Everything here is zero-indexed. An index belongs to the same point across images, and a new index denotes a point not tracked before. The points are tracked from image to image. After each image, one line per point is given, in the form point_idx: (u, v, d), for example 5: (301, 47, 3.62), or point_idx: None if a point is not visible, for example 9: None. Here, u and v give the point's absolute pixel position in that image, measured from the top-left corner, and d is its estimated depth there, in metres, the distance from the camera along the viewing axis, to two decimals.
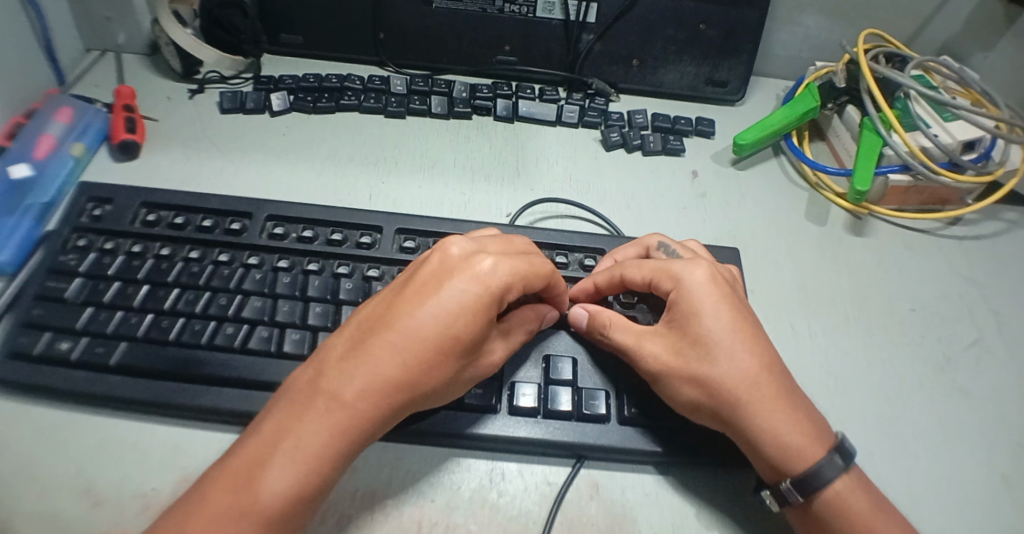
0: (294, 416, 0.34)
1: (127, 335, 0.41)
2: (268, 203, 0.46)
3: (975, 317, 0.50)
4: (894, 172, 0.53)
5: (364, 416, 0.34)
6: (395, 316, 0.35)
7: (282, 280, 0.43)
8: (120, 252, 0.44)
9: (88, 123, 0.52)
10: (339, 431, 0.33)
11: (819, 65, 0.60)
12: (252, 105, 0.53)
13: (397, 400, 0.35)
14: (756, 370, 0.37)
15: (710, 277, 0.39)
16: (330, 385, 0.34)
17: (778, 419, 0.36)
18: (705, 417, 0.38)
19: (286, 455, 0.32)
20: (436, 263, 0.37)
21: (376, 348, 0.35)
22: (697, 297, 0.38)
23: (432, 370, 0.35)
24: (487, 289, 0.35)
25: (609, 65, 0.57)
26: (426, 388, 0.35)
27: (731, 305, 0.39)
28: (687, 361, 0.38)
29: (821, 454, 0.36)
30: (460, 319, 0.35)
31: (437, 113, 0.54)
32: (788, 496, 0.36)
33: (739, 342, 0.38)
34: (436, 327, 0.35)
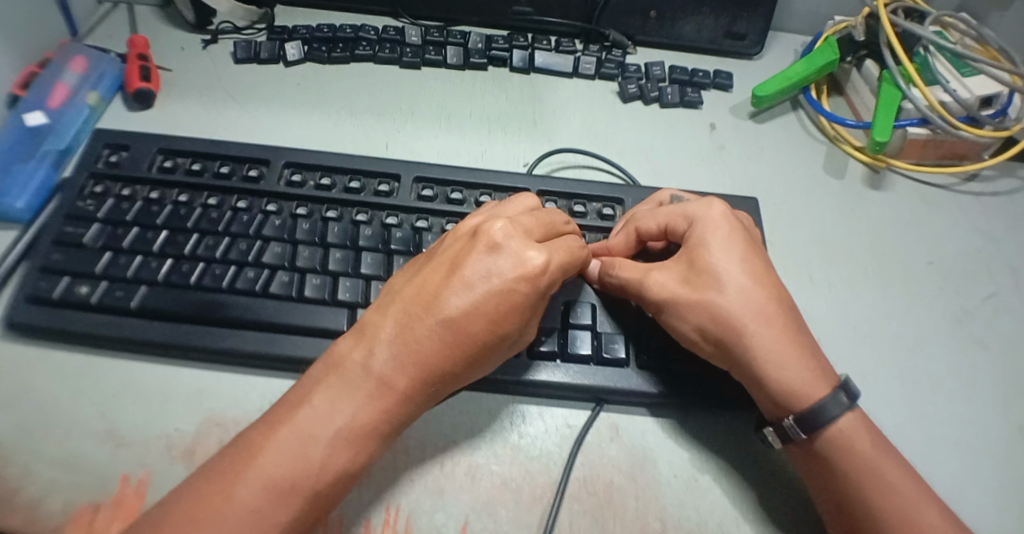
0: (342, 397, 0.33)
1: (148, 280, 0.41)
2: (285, 150, 0.46)
3: (989, 273, 0.50)
4: (913, 125, 0.53)
5: (410, 400, 0.34)
6: (441, 298, 0.35)
7: (301, 226, 0.43)
8: (138, 199, 0.44)
9: (103, 71, 0.52)
10: (387, 414, 0.34)
11: (838, 19, 0.59)
12: (266, 55, 0.52)
13: (443, 386, 0.35)
14: (761, 300, 0.38)
15: (721, 215, 0.40)
16: (376, 368, 0.34)
17: (784, 355, 0.37)
18: (711, 349, 0.38)
19: (336, 435, 0.32)
20: (486, 251, 0.36)
21: (422, 334, 0.34)
22: (710, 232, 0.40)
23: (479, 358, 0.35)
24: (536, 285, 0.35)
25: (627, 16, 0.55)
26: (469, 375, 0.36)
27: (742, 242, 0.40)
28: (692, 289, 0.38)
29: (824, 393, 0.36)
30: (510, 315, 0.35)
31: (453, 64, 0.54)
32: (789, 432, 0.36)
33: (745, 277, 0.38)
34: (484, 318, 0.34)
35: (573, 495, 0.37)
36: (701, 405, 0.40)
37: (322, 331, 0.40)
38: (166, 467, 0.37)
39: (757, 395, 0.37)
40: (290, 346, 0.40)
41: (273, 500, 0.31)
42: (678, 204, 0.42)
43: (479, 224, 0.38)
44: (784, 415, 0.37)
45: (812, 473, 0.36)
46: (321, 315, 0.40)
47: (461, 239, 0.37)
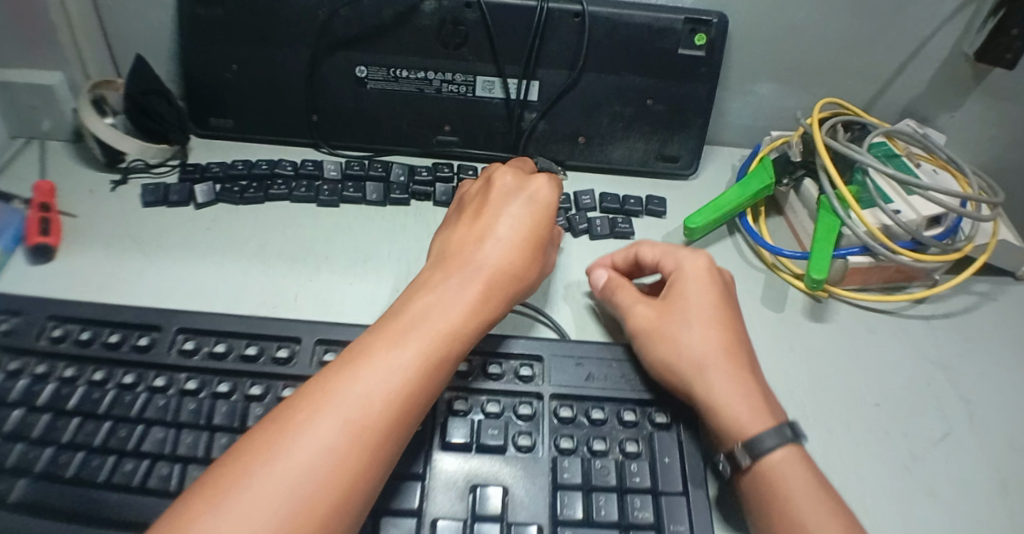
0: (366, 352, 0.33)
1: (26, 471, 0.37)
2: (180, 314, 0.43)
3: (944, 408, 0.47)
4: (853, 254, 0.50)
5: (454, 317, 0.36)
6: (463, 256, 0.40)
7: (187, 406, 0.39)
8: (25, 373, 0.41)
9: (7, 223, 0.49)
10: (436, 328, 0.35)
11: (774, 135, 0.58)
12: (176, 197, 0.50)
13: (504, 283, 0.39)
14: (720, 329, 0.41)
15: (703, 268, 0.44)
16: (412, 308, 0.36)
17: (735, 386, 0.39)
18: (672, 376, 0.40)
19: (368, 386, 0.31)
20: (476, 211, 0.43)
21: (449, 278, 0.38)
22: (688, 278, 0.44)
23: (507, 269, 0.39)
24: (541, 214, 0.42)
25: (554, 143, 0.55)
26: (506, 291, 0.39)
27: (718, 297, 0.43)
28: (665, 323, 0.42)
29: (767, 426, 0.37)
30: (523, 234, 0.41)
31: (372, 200, 0.52)
32: (734, 457, 0.37)
33: (716, 319, 0.42)
34: (505, 249, 0.40)
35: None
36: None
37: None
38: None
39: (708, 415, 0.39)
40: None
41: (326, 467, 0.28)
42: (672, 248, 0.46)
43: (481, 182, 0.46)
44: (731, 445, 0.38)
45: (753, 503, 0.36)
46: None
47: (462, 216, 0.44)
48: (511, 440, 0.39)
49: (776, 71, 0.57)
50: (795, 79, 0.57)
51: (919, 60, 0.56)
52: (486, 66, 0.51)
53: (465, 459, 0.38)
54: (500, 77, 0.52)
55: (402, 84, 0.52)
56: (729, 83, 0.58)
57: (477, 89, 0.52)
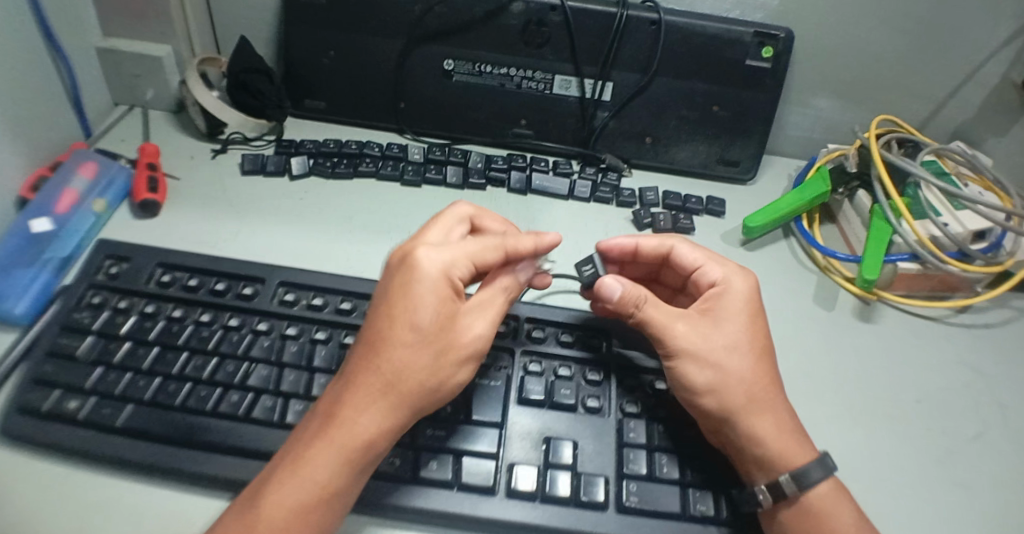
0: (309, 442, 0.33)
1: (134, 398, 0.41)
2: (281, 269, 0.47)
3: (980, 411, 0.49)
4: (903, 260, 0.53)
5: (355, 420, 0.33)
6: (378, 335, 0.34)
7: (289, 348, 0.43)
8: (134, 311, 0.45)
9: (112, 178, 0.54)
10: (335, 440, 0.33)
11: (831, 148, 0.62)
12: (272, 168, 0.55)
13: (405, 372, 0.33)
14: (756, 358, 0.41)
15: (749, 291, 0.43)
16: (329, 404, 0.35)
17: (774, 424, 0.39)
18: (713, 397, 0.39)
19: (302, 481, 0.32)
20: (392, 272, 0.36)
21: (363, 367, 0.34)
22: (738, 299, 0.42)
23: (411, 354, 0.33)
24: (431, 280, 0.34)
25: (622, 141, 0.59)
26: (412, 376, 0.33)
27: (757, 319, 0.42)
28: (708, 339, 0.40)
29: (809, 460, 0.38)
30: (420, 303, 0.34)
31: (452, 183, 0.56)
32: (779, 485, 0.37)
33: (757, 348, 0.41)
34: (414, 328, 0.34)
35: None
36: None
37: None
38: None
39: (740, 439, 0.39)
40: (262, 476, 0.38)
41: None
42: (713, 260, 0.45)
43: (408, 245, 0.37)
44: (774, 473, 0.38)
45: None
46: None
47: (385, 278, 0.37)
48: (581, 400, 0.43)
49: (833, 88, 0.61)
50: (850, 97, 0.62)
51: (971, 85, 0.60)
52: (565, 66, 0.55)
53: (540, 414, 0.42)
54: (577, 76, 0.56)
55: (485, 78, 0.57)
56: (788, 96, 0.62)
57: (554, 87, 0.57)
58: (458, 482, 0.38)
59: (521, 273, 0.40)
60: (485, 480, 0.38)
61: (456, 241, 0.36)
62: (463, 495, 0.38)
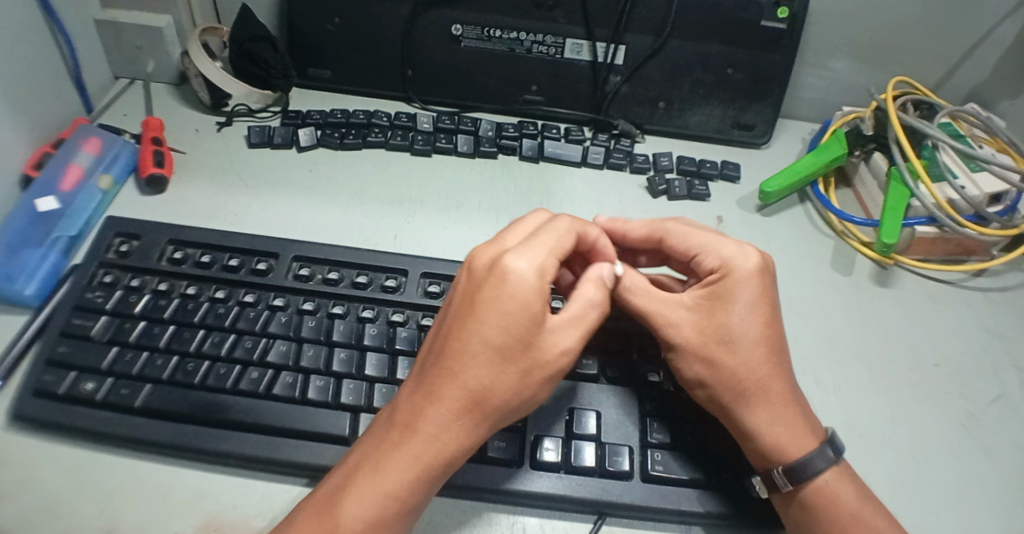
0: (385, 450, 0.33)
1: (153, 377, 0.40)
2: (295, 243, 0.47)
3: (998, 373, 0.49)
4: (921, 224, 0.53)
5: (439, 437, 0.33)
6: (461, 350, 0.33)
7: (307, 323, 0.43)
8: (146, 290, 0.44)
9: (117, 154, 0.53)
10: (418, 456, 0.32)
11: (847, 110, 0.61)
12: (280, 140, 0.54)
13: (489, 392, 0.33)
14: (761, 351, 0.38)
15: (756, 273, 0.39)
16: (406, 416, 0.33)
17: (776, 417, 0.37)
18: (702, 390, 0.39)
19: (377, 488, 0.32)
20: (477, 282, 0.34)
21: (443, 380, 0.33)
22: (739, 284, 0.38)
23: (501, 373, 0.33)
24: (528, 298, 0.33)
25: (635, 107, 0.58)
26: (499, 395, 0.33)
27: (766, 305, 0.39)
28: (698, 331, 0.38)
29: (813, 447, 0.37)
30: (513, 322, 0.32)
31: (463, 151, 0.55)
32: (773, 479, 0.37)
33: (754, 341, 0.38)
34: (499, 347, 0.32)
35: None
36: (725, 522, 0.38)
37: (321, 437, 0.39)
38: None
39: (737, 432, 0.38)
40: (290, 451, 0.39)
41: None
42: (718, 243, 0.41)
43: (491, 254, 0.35)
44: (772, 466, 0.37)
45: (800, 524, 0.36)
46: (323, 419, 0.39)
47: (467, 282, 0.35)
48: (603, 370, 0.43)
49: (850, 49, 0.60)
50: (867, 58, 0.60)
51: (987, 44, 0.59)
52: (577, 29, 0.54)
53: (562, 384, 0.42)
54: (589, 40, 0.55)
55: (495, 43, 0.56)
56: (804, 57, 0.61)
57: (566, 51, 0.55)
58: (483, 455, 0.39)
59: (597, 274, 0.37)
60: (511, 452, 0.39)
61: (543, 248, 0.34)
62: (490, 467, 0.39)
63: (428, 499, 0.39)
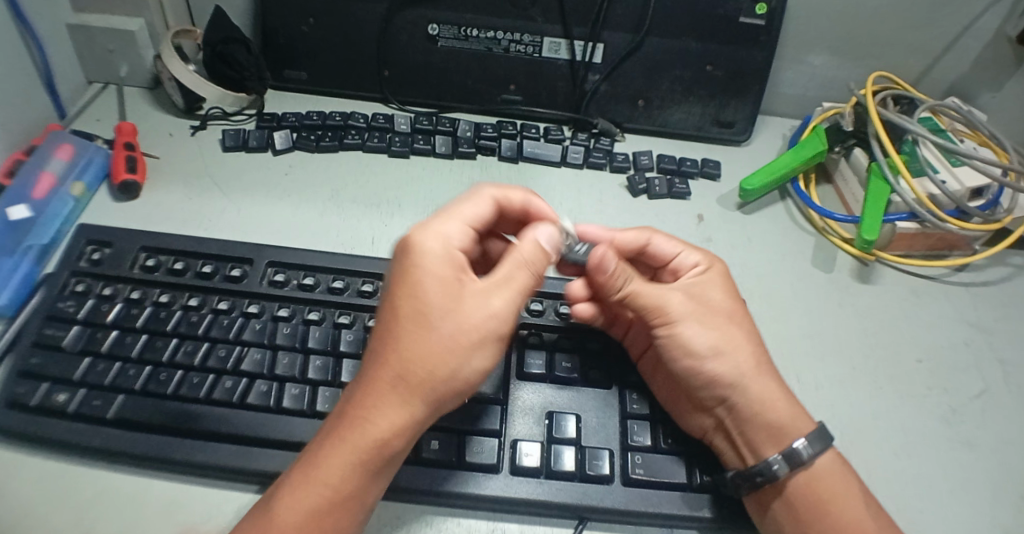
0: (321, 442, 0.33)
1: (125, 388, 0.40)
2: (269, 249, 0.46)
3: (981, 368, 0.49)
4: (902, 220, 0.52)
5: (366, 417, 0.32)
6: (381, 327, 0.33)
7: (282, 330, 0.42)
8: (118, 298, 0.44)
9: (90, 160, 0.52)
10: (346, 439, 0.32)
11: (826, 106, 0.61)
12: (255, 143, 0.54)
13: (408, 358, 0.32)
14: (746, 338, 0.40)
15: (725, 274, 0.43)
16: (341, 404, 0.33)
17: (771, 397, 0.39)
18: (717, 360, 0.39)
19: (310, 478, 0.32)
20: (395, 262, 0.35)
21: (369, 360, 0.33)
22: (720, 282, 0.43)
23: (416, 342, 0.32)
24: (428, 265, 0.33)
25: (615, 105, 0.57)
26: (417, 362, 0.32)
27: (737, 301, 0.43)
28: (699, 308, 0.41)
29: (810, 426, 0.38)
30: (419, 290, 0.33)
31: (441, 152, 0.54)
32: (794, 453, 0.37)
33: (739, 316, 0.41)
34: (414, 313, 0.32)
35: None
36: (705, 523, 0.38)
37: (298, 446, 0.39)
38: None
39: (744, 408, 0.38)
40: (265, 461, 0.38)
41: None
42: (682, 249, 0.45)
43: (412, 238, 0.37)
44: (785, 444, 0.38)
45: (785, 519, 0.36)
46: (298, 428, 0.39)
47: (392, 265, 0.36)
48: (583, 373, 0.42)
49: (830, 43, 0.59)
50: (847, 52, 0.60)
51: (968, 38, 0.58)
52: (554, 27, 0.54)
53: (541, 388, 0.42)
54: (567, 38, 0.54)
55: (472, 42, 0.55)
56: (784, 53, 0.61)
57: (544, 50, 0.55)
58: (462, 461, 0.38)
59: (534, 236, 0.37)
60: (489, 458, 0.38)
61: (454, 219, 0.36)
62: (469, 474, 0.38)
63: (408, 507, 0.38)
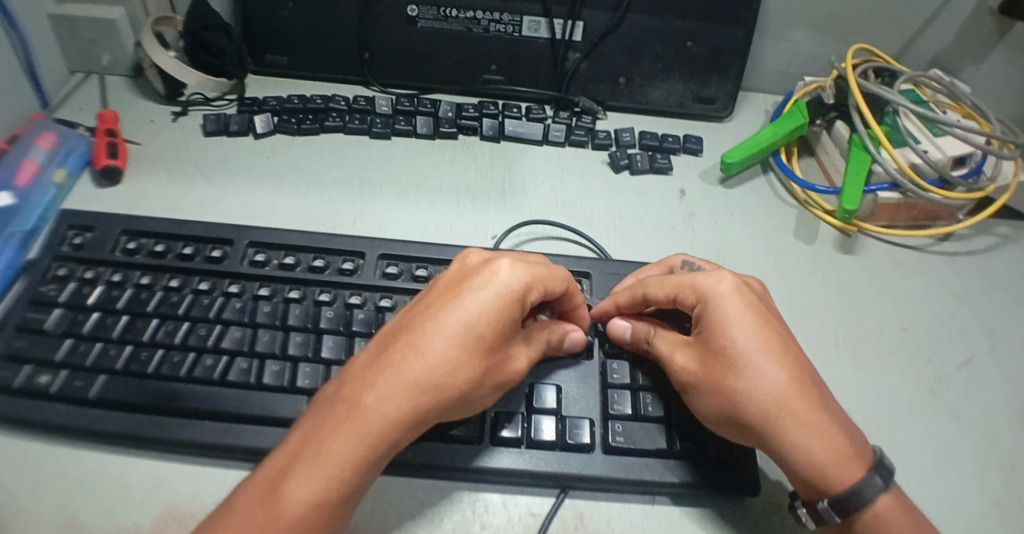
0: (327, 425, 0.32)
1: (107, 368, 0.40)
2: (249, 230, 0.46)
3: (966, 336, 0.49)
4: (883, 189, 0.53)
5: (382, 413, 0.32)
6: (421, 331, 0.34)
7: (263, 309, 0.42)
8: (101, 281, 0.44)
9: (71, 148, 0.52)
10: (359, 432, 0.32)
11: (808, 81, 0.61)
12: (236, 127, 0.54)
13: (444, 372, 0.33)
14: (779, 383, 0.35)
15: (739, 294, 0.38)
16: (352, 390, 0.33)
17: (814, 444, 0.34)
18: (731, 426, 0.36)
19: (309, 462, 0.31)
20: (455, 278, 0.36)
21: (398, 358, 0.33)
22: (724, 311, 0.37)
23: (459, 365, 0.33)
24: (507, 290, 0.34)
25: (596, 83, 0.57)
26: (455, 385, 0.33)
27: (760, 326, 0.37)
28: (705, 361, 0.37)
29: (857, 474, 0.34)
30: (482, 321, 0.34)
31: (422, 133, 0.55)
32: (823, 514, 0.34)
33: (770, 350, 0.36)
34: (466, 335, 0.33)
35: None
36: (689, 492, 0.38)
37: (280, 420, 0.39)
38: None
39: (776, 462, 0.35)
40: (247, 437, 0.38)
41: None
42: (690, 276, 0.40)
43: (481, 260, 0.37)
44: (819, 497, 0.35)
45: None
46: (279, 404, 0.39)
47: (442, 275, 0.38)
48: None
49: (810, 18, 0.59)
50: (828, 28, 0.60)
51: (948, 11, 0.59)
52: (533, 6, 0.54)
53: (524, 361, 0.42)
54: (546, 17, 0.54)
55: (452, 23, 0.55)
56: (764, 29, 0.61)
57: (523, 29, 0.55)
58: (442, 433, 0.38)
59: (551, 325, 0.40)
60: (470, 430, 0.38)
61: (538, 262, 0.37)
62: (450, 445, 0.38)
63: (393, 480, 0.38)
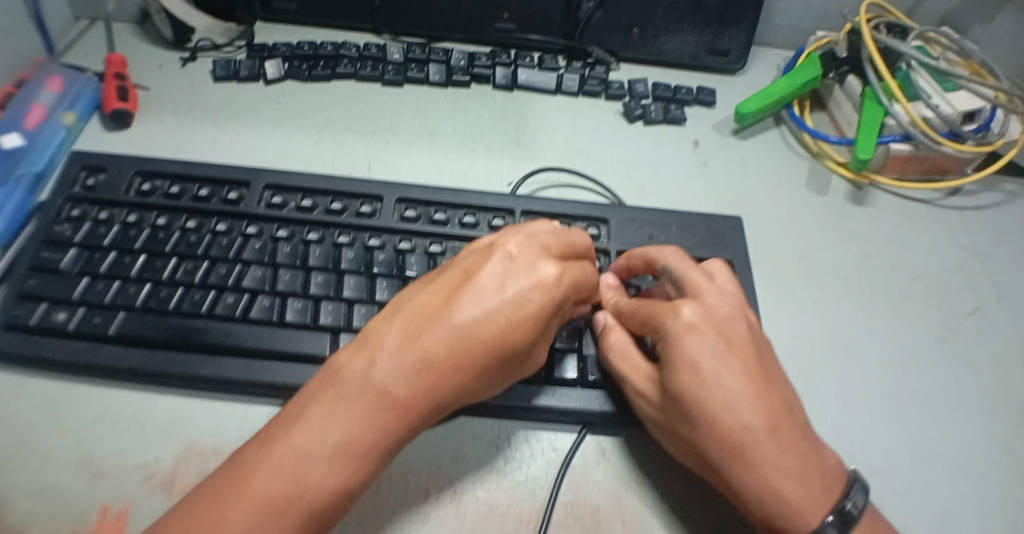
0: (354, 415, 0.30)
1: (125, 305, 0.40)
2: (266, 172, 0.46)
3: (976, 287, 0.50)
4: (895, 141, 0.53)
5: (413, 410, 0.31)
6: (460, 328, 0.32)
7: (282, 249, 0.42)
8: (115, 221, 0.43)
9: (80, 91, 0.51)
10: (387, 425, 0.31)
11: (820, 35, 0.61)
12: (246, 73, 0.53)
13: (477, 376, 0.32)
14: (735, 437, 0.31)
15: (699, 329, 0.33)
16: (380, 380, 0.31)
17: (774, 496, 0.31)
18: (691, 461, 0.34)
19: (335, 451, 0.29)
20: (498, 267, 0.33)
21: (436, 353, 0.31)
22: (677, 356, 0.33)
23: (491, 369, 0.33)
24: (552, 298, 0.33)
25: (609, 33, 0.57)
26: (480, 386, 0.33)
27: (723, 368, 0.32)
28: (660, 406, 0.34)
29: (818, 519, 0.31)
30: (521, 326, 0.32)
31: (434, 81, 0.54)
32: None
33: (732, 401, 0.32)
34: (507, 339, 0.32)
35: (560, 521, 0.35)
36: None
37: (303, 357, 0.39)
38: (144, 498, 0.35)
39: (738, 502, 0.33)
40: (270, 374, 0.38)
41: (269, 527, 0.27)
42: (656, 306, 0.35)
43: (524, 250, 0.34)
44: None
45: None
46: (301, 340, 0.39)
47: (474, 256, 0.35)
48: None
49: None
50: None
51: None
52: None
53: None
54: None
55: None
56: None
57: None
58: None
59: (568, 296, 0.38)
60: None
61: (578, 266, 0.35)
62: None
63: None
